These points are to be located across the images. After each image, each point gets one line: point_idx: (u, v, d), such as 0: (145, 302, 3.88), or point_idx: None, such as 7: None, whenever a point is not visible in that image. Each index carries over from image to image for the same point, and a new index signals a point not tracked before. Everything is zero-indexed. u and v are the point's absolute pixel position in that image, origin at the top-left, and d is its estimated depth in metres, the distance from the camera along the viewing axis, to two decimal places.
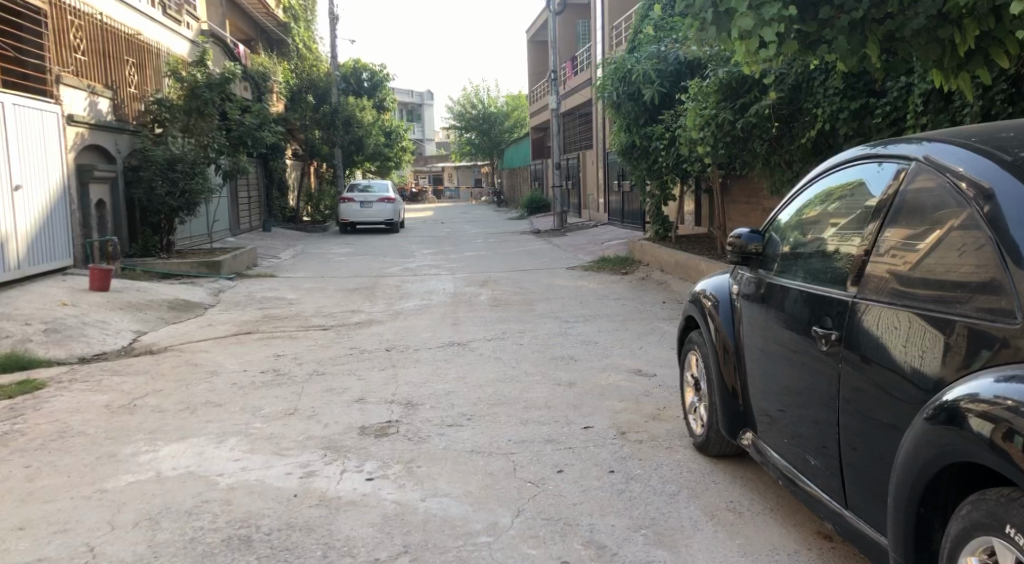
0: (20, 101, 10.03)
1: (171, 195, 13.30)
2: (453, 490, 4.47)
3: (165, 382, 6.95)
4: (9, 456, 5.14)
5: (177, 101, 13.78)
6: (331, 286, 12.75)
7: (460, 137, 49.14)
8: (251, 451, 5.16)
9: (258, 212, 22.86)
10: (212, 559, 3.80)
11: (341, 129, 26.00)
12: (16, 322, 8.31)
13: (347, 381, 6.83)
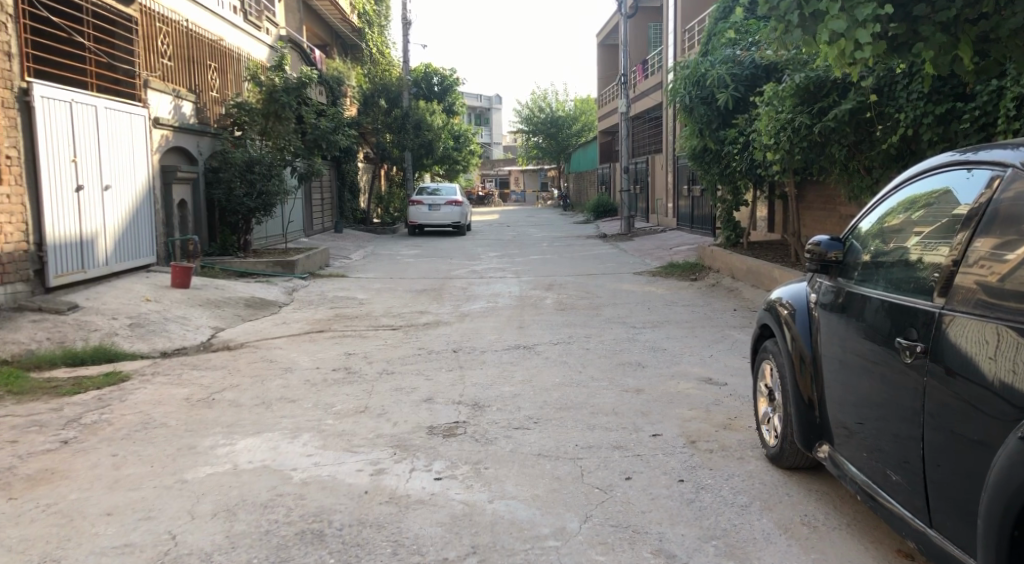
0: (111, 104, 10.44)
1: (249, 197, 13.66)
2: (520, 493, 4.49)
3: (242, 377, 7.15)
4: (97, 445, 5.36)
5: (256, 105, 14.18)
6: (400, 287, 12.92)
7: (528, 140, 49.27)
8: (324, 447, 5.26)
9: (330, 213, 23.33)
10: (287, 552, 3.88)
11: (412, 133, 26.36)
12: (104, 316, 8.66)
13: (416, 380, 6.92)
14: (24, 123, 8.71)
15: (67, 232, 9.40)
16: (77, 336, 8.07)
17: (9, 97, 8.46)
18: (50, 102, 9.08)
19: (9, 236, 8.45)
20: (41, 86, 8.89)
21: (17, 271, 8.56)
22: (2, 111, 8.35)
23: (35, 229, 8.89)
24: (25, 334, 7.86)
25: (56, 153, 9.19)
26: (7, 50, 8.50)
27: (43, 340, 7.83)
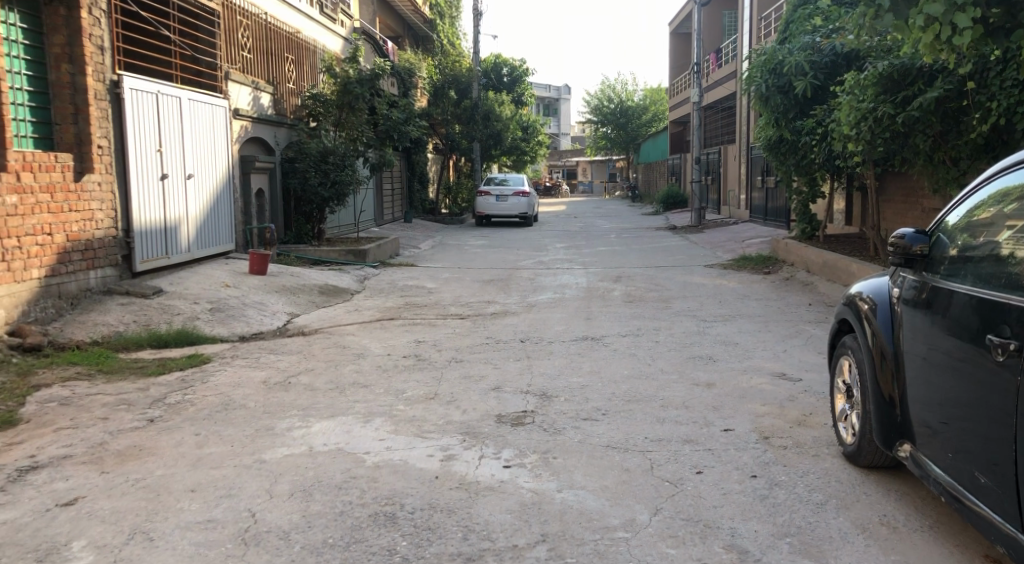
0: (195, 96, 10.77)
1: (323, 186, 13.88)
2: (590, 483, 4.49)
3: (316, 362, 7.32)
4: (181, 424, 5.56)
5: (331, 96, 14.40)
6: (468, 276, 13.03)
7: (597, 131, 48.97)
8: (396, 432, 5.36)
9: (400, 203, 23.63)
10: (361, 533, 3.97)
11: (481, 124, 26.50)
12: (185, 300, 8.96)
13: (484, 369, 6.98)
14: (114, 115, 9.05)
15: (153, 219, 9.74)
16: (161, 319, 8.37)
17: (101, 88, 8.81)
18: (138, 94, 9.40)
19: (101, 223, 8.81)
20: (130, 78, 9.21)
21: (107, 255, 8.92)
22: (95, 103, 8.69)
23: (123, 215, 9.25)
24: (114, 316, 8.19)
25: (143, 143, 9.52)
26: (100, 44, 8.83)
27: (130, 323, 8.15)
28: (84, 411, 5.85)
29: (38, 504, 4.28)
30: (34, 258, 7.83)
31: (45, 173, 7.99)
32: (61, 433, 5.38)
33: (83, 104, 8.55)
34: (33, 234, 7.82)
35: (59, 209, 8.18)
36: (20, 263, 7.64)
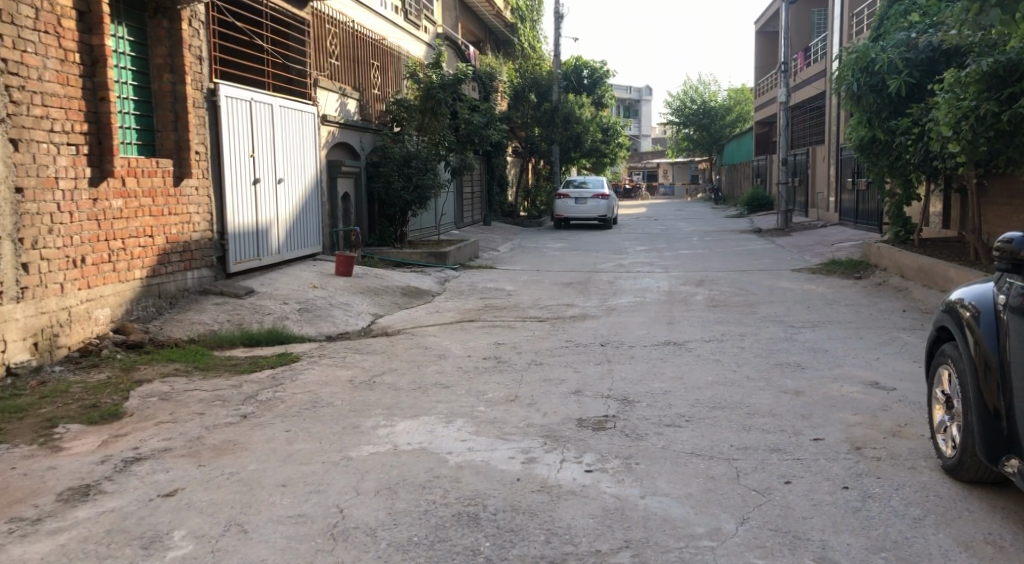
0: (286, 103, 11.08)
1: (406, 190, 14.12)
2: (674, 491, 4.43)
3: (399, 362, 7.43)
4: (272, 420, 5.72)
5: (414, 101, 14.62)
6: (547, 279, 13.03)
7: (678, 132, 48.33)
8: (477, 433, 5.39)
9: (479, 206, 23.85)
10: (445, 532, 4.01)
11: (560, 126, 26.55)
12: (275, 301, 9.22)
13: (564, 372, 6.97)
14: (210, 122, 9.39)
15: (246, 222, 10.07)
16: (253, 318, 8.63)
17: (199, 97, 9.16)
18: (233, 101, 9.74)
19: (197, 225, 9.17)
20: (225, 86, 9.56)
21: (203, 257, 9.28)
22: (193, 110, 9.03)
23: (218, 218, 9.59)
24: (209, 315, 8.50)
25: (237, 149, 9.85)
26: (198, 54, 9.19)
27: (224, 322, 8.43)
28: (182, 406, 6.09)
29: (142, 494, 4.47)
30: (136, 259, 8.19)
31: (147, 178, 8.35)
32: (161, 427, 5.61)
33: (182, 112, 8.89)
34: (136, 236, 8.19)
35: (159, 213, 8.54)
36: (124, 264, 8.00)
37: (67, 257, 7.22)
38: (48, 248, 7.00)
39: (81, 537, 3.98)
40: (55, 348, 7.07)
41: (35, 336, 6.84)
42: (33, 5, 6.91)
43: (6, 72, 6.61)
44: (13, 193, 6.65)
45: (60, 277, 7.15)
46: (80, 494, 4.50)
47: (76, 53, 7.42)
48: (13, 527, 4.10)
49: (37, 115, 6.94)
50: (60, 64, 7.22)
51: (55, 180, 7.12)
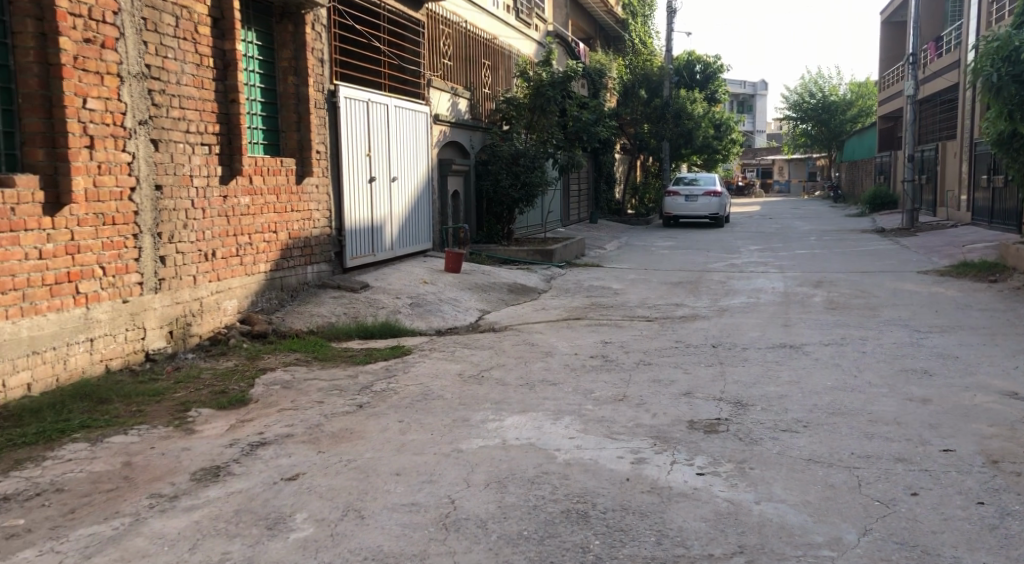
0: (402, 103, 11.35)
1: (513, 187, 14.22)
2: (791, 497, 4.30)
3: (507, 358, 7.49)
4: (386, 411, 5.87)
5: (524, 99, 14.70)
6: (655, 278, 12.85)
7: (796, 128, 46.85)
8: (585, 431, 5.38)
9: (587, 204, 23.79)
10: (555, 528, 4.02)
11: (670, 122, 26.07)
12: (388, 295, 9.45)
13: (674, 373, 6.86)
14: (330, 122, 9.72)
15: (362, 219, 10.37)
16: (368, 312, 8.88)
17: (320, 98, 9.48)
18: (352, 102, 10.05)
19: (317, 222, 9.51)
20: (344, 87, 9.87)
21: (322, 252, 9.61)
22: (315, 111, 9.36)
23: (336, 215, 9.91)
24: (327, 308, 8.79)
25: (355, 148, 10.16)
26: (321, 56, 9.52)
27: (340, 315, 8.71)
28: (302, 394, 6.32)
29: (267, 477, 4.67)
30: (261, 254, 8.56)
31: (272, 176, 8.71)
32: (283, 413, 5.85)
33: (305, 113, 9.23)
34: (261, 232, 8.56)
35: (283, 209, 8.89)
36: (251, 258, 8.38)
37: (200, 251, 7.62)
38: (183, 242, 7.40)
39: (212, 515, 4.20)
40: (188, 336, 7.48)
41: (170, 324, 7.26)
42: (174, 14, 7.31)
43: (148, 77, 7.02)
44: (153, 191, 7.05)
45: (193, 269, 7.55)
46: (211, 474, 4.74)
47: (210, 58, 7.81)
48: (152, 503, 4.36)
49: (175, 117, 7.33)
50: (196, 69, 7.61)
51: (190, 178, 7.51)
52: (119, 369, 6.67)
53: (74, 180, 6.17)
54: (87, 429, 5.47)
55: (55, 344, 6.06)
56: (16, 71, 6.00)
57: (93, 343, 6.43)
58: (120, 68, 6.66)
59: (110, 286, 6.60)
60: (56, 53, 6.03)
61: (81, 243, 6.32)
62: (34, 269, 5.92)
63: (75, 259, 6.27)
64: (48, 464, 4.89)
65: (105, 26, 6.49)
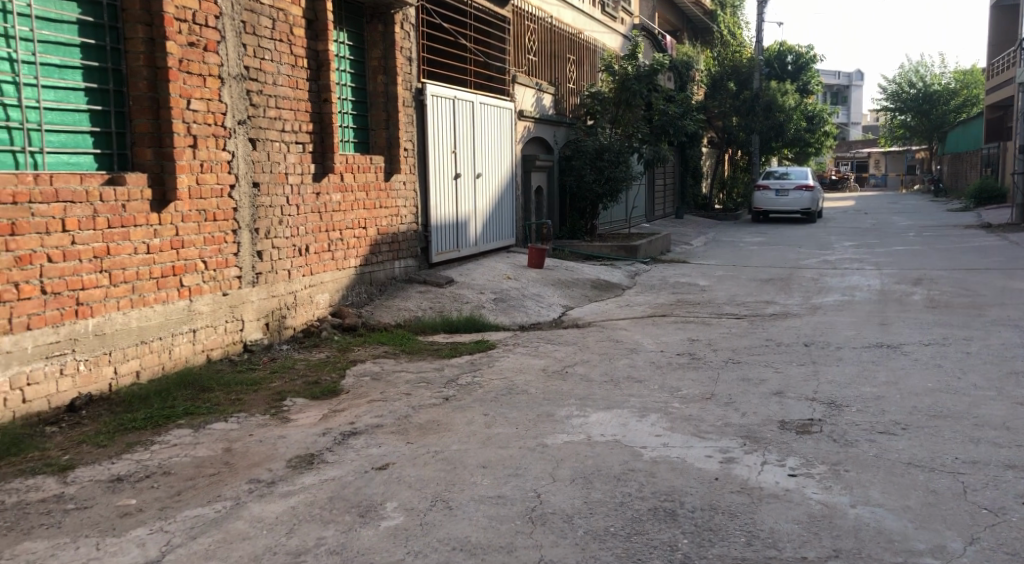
0: (487, 100, 11.43)
1: (597, 182, 14.11)
2: (889, 502, 4.16)
3: (591, 354, 7.48)
4: (472, 404, 5.94)
5: (609, 94, 14.62)
6: (744, 274, 12.61)
7: (895, 119, 45.33)
8: (672, 429, 5.33)
9: (672, 199, 23.50)
10: (642, 526, 4.00)
11: (761, 115, 25.30)
12: (473, 290, 9.55)
13: (765, 372, 6.72)
14: (417, 120, 9.87)
15: (447, 215, 10.51)
16: (453, 306, 9.00)
17: (408, 96, 9.63)
18: (438, 100, 10.18)
19: (404, 218, 9.68)
20: (431, 85, 10.00)
21: (409, 247, 9.79)
22: (403, 109, 9.52)
23: (423, 211, 10.07)
24: (414, 303, 8.94)
25: (441, 145, 10.29)
26: (409, 55, 9.67)
27: (426, 309, 8.84)
28: (391, 386, 6.46)
29: (358, 465, 4.79)
30: (352, 249, 8.77)
31: (362, 173, 8.90)
32: (373, 404, 5.99)
33: (393, 111, 9.39)
34: (352, 228, 8.77)
35: (372, 206, 9.09)
36: (341, 253, 8.60)
37: (294, 246, 7.86)
38: (279, 238, 7.65)
39: (308, 501, 4.34)
40: (283, 328, 7.73)
41: (267, 317, 7.52)
42: (271, 17, 7.55)
43: (247, 78, 7.26)
44: (251, 188, 7.30)
45: (288, 264, 7.80)
46: (305, 461, 4.89)
47: (305, 58, 8.04)
48: (251, 488, 4.53)
49: (271, 117, 7.58)
50: (291, 70, 7.84)
51: (285, 176, 7.74)
52: (219, 359, 6.96)
53: (179, 179, 6.44)
54: (191, 416, 5.72)
55: (161, 334, 6.37)
56: (127, 74, 6.31)
57: (195, 334, 6.72)
58: (221, 71, 6.92)
59: (211, 279, 6.87)
60: (163, 57, 6.31)
61: (185, 238, 6.60)
62: (143, 263, 6.21)
63: (179, 253, 6.56)
64: (156, 448, 5.14)
65: (207, 30, 6.75)
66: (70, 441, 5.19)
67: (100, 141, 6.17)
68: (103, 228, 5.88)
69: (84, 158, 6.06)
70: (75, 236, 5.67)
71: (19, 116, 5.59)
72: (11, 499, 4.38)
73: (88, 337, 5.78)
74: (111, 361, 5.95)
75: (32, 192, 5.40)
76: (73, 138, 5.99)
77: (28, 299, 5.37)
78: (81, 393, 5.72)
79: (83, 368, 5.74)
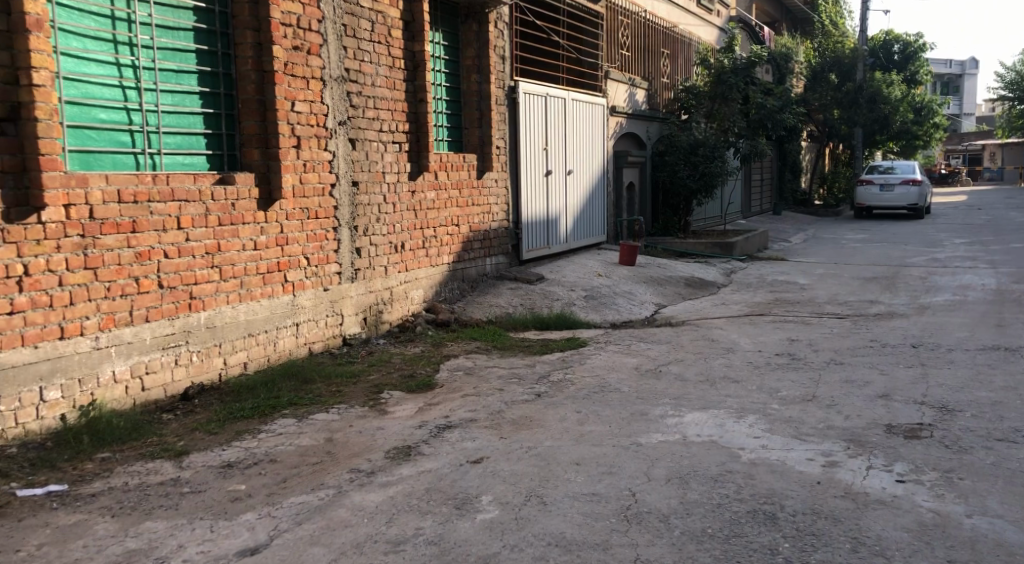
0: (579, 97, 11.40)
1: (692, 178, 13.88)
2: (1008, 513, 3.96)
3: (686, 353, 7.38)
4: (564, 401, 5.95)
5: (704, 88, 14.53)
6: (846, 273, 12.18)
7: (1013, 108, 42.96)
8: (771, 431, 5.20)
9: (769, 195, 22.95)
10: (741, 528, 3.93)
11: (864, 107, 24.42)
12: (564, 287, 9.56)
13: (869, 374, 6.48)
14: (510, 117, 9.93)
15: (538, 212, 10.55)
16: (544, 303, 9.03)
17: (501, 94, 9.70)
18: (530, 97, 10.22)
19: (496, 215, 9.77)
20: (524, 83, 10.04)
21: (500, 244, 9.88)
22: (496, 107, 9.59)
23: (514, 209, 10.14)
24: (505, 299, 9.01)
25: (533, 143, 10.33)
26: (502, 53, 9.73)
27: (518, 306, 8.90)
28: (484, 381, 6.53)
29: (453, 458, 4.87)
30: (445, 246, 8.91)
31: (455, 171, 9.02)
32: (467, 399, 6.07)
33: (486, 109, 9.46)
34: (445, 225, 8.90)
35: (465, 203, 9.20)
36: (435, 249, 8.74)
37: (391, 243, 8.03)
38: (377, 235, 7.84)
39: (406, 492, 4.43)
40: (380, 323, 7.92)
41: (365, 311, 7.72)
42: (371, 19, 7.73)
43: (347, 79, 7.46)
44: (350, 187, 7.49)
45: (385, 260, 7.97)
46: (403, 453, 5.00)
47: (402, 59, 8.19)
48: (352, 477, 4.66)
49: (370, 117, 7.76)
50: (389, 71, 8.02)
51: (383, 174, 7.92)
52: (320, 352, 7.19)
53: (284, 178, 6.66)
54: (294, 406, 5.93)
55: (267, 327, 6.62)
56: (237, 78, 6.58)
57: (299, 328, 6.96)
58: (323, 73, 7.12)
59: (313, 275, 7.10)
60: (270, 61, 6.54)
61: (289, 235, 6.83)
62: (250, 259, 6.47)
63: (284, 250, 6.79)
64: (263, 437, 5.34)
65: (310, 33, 6.96)
66: (185, 428, 5.45)
67: (211, 142, 6.45)
68: (214, 226, 6.15)
69: (197, 159, 6.34)
70: (188, 233, 5.95)
71: (140, 120, 5.89)
72: (133, 481, 4.63)
73: (200, 330, 6.05)
74: (220, 353, 6.22)
75: (150, 191, 5.68)
76: (188, 140, 6.27)
77: (147, 293, 5.66)
78: (193, 383, 6.00)
79: (195, 359, 6.02)
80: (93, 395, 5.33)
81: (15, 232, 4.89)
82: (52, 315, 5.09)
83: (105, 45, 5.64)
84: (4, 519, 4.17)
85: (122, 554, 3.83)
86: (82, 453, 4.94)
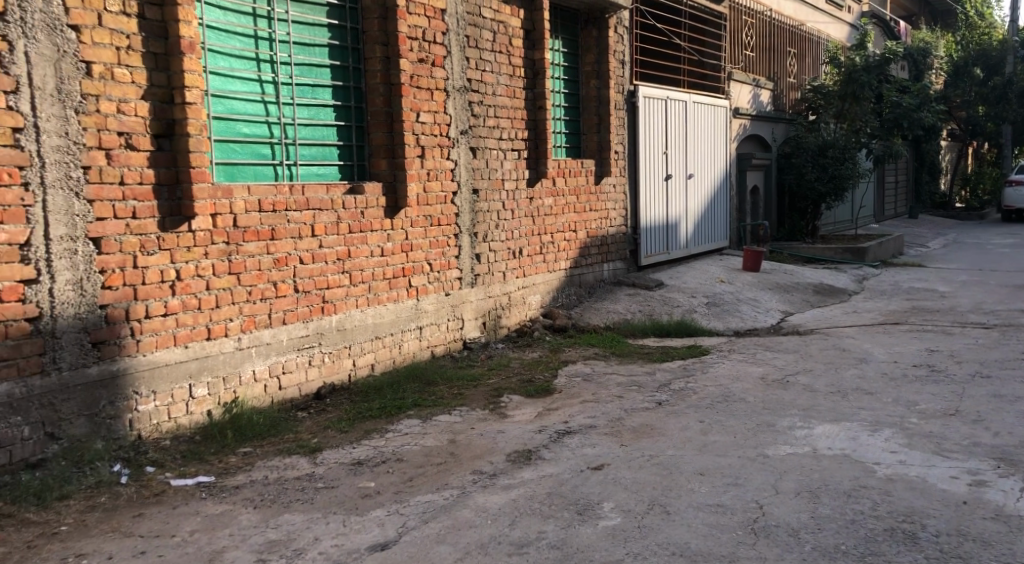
0: (699, 100, 11.21)
1: (820, 181, 13.37)
2: None
3: (814, 363, 7.12)
4: (685, 410, 5.86)
5: (834, 87, 13.95)
6: (992, 280, 11.43)
7: None
8: (910, 447, 4.95)
9: (904, 198, 21.84)
10: (878, 546, 3.76)
11: (1014, 104, 22.64)
12: (685, 294, 9.40)
13: (1020, 389, 6.07)
14: (629, 122, 9.87)
15: (657, 217, 10.43)
16: (663, 310, 8.91)
17: (620, 99, 9.66)
18: (650, 102, 10.14)
19: (614, 220, 9.73)
20: (644, 87, 9.98)
21: (618, 250, 9.83)
22: (615, 113, 9.56)
23: (633, 214, 10.08)
24: (624, 305, 8.95)
25: (652, 148, 10.24)
26: (621, 58, 9.69)
27: (637, 312, 8.83)
28: (603, 388, 6.51)
29: (574, 464, 4.88)
30: (563, 251, 8.95)
31: (573, 177, 9.04)
32: (586, 405, 6.07)
33: (605, 114, 9.43)
34: (563, 231, 8.93)
35: (582, 209, 9.20)
36: (553, 255, 8.79)
37: (510, 249, 8.13)
38: (496, 241, 7.95)
39: (529, 495, 4.48)
40: (499, 327, 8.03)
41: (484, 316, 7.85)
42: (493, 30, 7.86)
43: (469, 90, 7.61)
44: (471, 194, 7.64)
45: (504, 266, 8.08)
46: (524, 457, 5.05)
47: (522, 68, 8.28)
48: (475, 479, 4.75)
49: (491, 125, 7.88)
50: (510, 80, 8.13)
51: (502, 182, 8.03)
52: (442, 355, 7.36)
53: (410, 187, 6.86)
54: (419, 407, 6.08)
55: (392, 330, 6.83)
56: (366, 91, 6.84)
57: (422, 331, 7.15)
58: (447, 84, 7.30)
59: (436, 280, 7.28)
60: (397, 74, 6.75)
61: (414, 241, 7.04)
62: (377, 265, 6.69)
63: (409, 256, 6.99)
64: (390, 436, 5.51)
65: (435, 46, 7.15)
66: (318, 426, 5.69)
67: (343, 152, 6.72)
68: (345, 233, 6.40)
69: (330, 169, 6.61)
70: (322, 240, 6.22)
71: (279, 132, 6.20)
72: (272, 475, 4.88)
73: (332, 332, 6.31)
74: (350, 354, 6.47)
75: (288, 201, 5.96)
76: (323, 151, 6.55)
77: (284, 297, 5.95)
78: (325, 383, 6.27)
79: (327, 360, 6.28)
80: (235, 393, 5.65)
81: (168, 239, 5.23)
82: (200, 317, 5.42)
83: (248, 63, 5.97)
84: (160, 506, 4.47)
85: (264, 544, 4.03)
86: (227, 447, 5.24)
